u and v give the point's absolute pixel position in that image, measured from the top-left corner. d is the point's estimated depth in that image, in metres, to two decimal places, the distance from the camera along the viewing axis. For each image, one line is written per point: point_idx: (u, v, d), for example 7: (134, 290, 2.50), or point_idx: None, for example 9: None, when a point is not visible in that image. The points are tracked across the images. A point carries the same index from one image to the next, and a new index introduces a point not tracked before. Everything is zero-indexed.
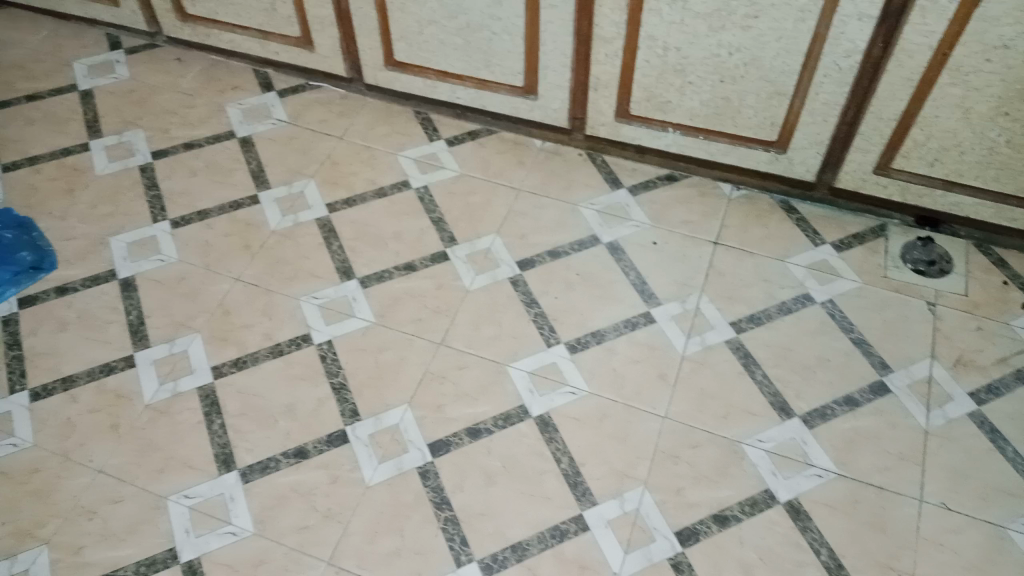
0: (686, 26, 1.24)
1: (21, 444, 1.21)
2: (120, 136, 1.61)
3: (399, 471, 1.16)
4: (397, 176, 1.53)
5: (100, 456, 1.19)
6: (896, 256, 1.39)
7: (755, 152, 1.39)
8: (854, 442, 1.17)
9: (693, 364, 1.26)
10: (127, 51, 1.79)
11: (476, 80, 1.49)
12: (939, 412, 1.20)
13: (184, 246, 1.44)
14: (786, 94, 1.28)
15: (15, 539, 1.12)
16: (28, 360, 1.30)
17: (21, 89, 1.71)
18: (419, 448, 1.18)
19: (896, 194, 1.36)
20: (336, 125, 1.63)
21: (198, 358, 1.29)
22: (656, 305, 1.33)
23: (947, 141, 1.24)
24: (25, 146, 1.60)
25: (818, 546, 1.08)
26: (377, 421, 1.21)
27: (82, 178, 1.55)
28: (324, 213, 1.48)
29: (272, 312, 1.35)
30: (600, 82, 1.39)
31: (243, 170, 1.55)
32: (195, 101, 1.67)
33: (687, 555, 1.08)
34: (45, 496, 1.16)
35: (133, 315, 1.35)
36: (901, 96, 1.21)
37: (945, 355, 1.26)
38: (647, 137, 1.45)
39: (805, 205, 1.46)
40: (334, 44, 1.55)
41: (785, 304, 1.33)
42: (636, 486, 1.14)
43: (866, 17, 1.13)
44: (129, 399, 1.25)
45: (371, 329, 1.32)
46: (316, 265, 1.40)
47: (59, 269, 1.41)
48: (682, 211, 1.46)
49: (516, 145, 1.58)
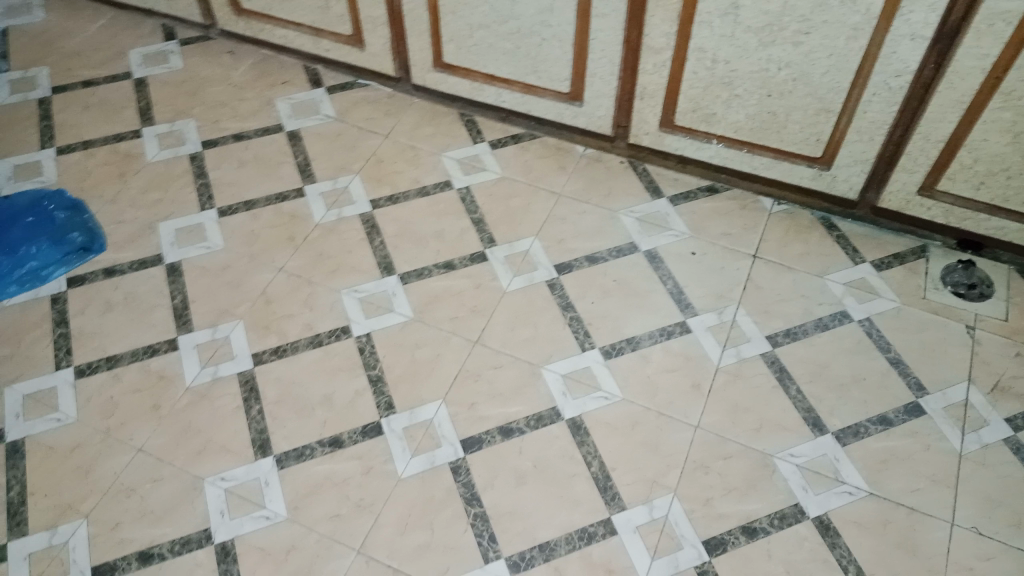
0: (736, 39, 1.25)
1: (64, 419, 1.25)
2: (172, 125, 1.66)
3: (432, 465, 1.18)
4: (440, 176, 1.56)
5: (142, 435, 1.23)
6: (935, 278, 1.38)
7: (799, 168, 1.39)
8: (886, 462, 1.17)
9: (727, 376, 1.27)
10: (181, 42, 1.83)
11: (523, 85, 1.51)
12: (973, 436, 1.20)
13: (229, 234, 1.47)
14: (833, 111, 1.28)
15: (56, 511, 1.16)
16: (74, 339, 1.34)
17: (78, 75, 1.76)
18: (452, 444, 1.20)
19: (939, 215, 1.35)
20: (383, 124, 1.65)
21: (239, 345, 1.33)
22: (692, 315, 1.34)
23: (995, 164, 1.24)
24: (80, 130, 1.65)
25: (846, 563, 1.09)
26: (412, 415, 1.24)
27: (133, 164, 1.59)
28: (367, 208, 1.51)
29: (313, 304, 1.38)
30: (646, 91, 1.40)
31: (290, 164, 1.58)
32: (246, 94, 1.71)
33: (713, 564, 1.09)
34: (87, 471, 1.19)
35: (178, 299, 1.39)
36: (950, 118, 1.20)
37: (982, 379, 1.26)
38: (690, 147, 1.46)
39: (846, 223, 1.46)
40: (385, 44, 1.58)
41: (822, 321, 1.33)
42: (665, 494, 1.15)
43: (919, 37, 1.13)
44: (171, 381, 1.29)
45: (409, 325, 1.34)
46: (358, 259, 1.43)
47: (107, 252, 1.46)
48: (722, 223, 1.47)
49: (558, 150, 1.60)
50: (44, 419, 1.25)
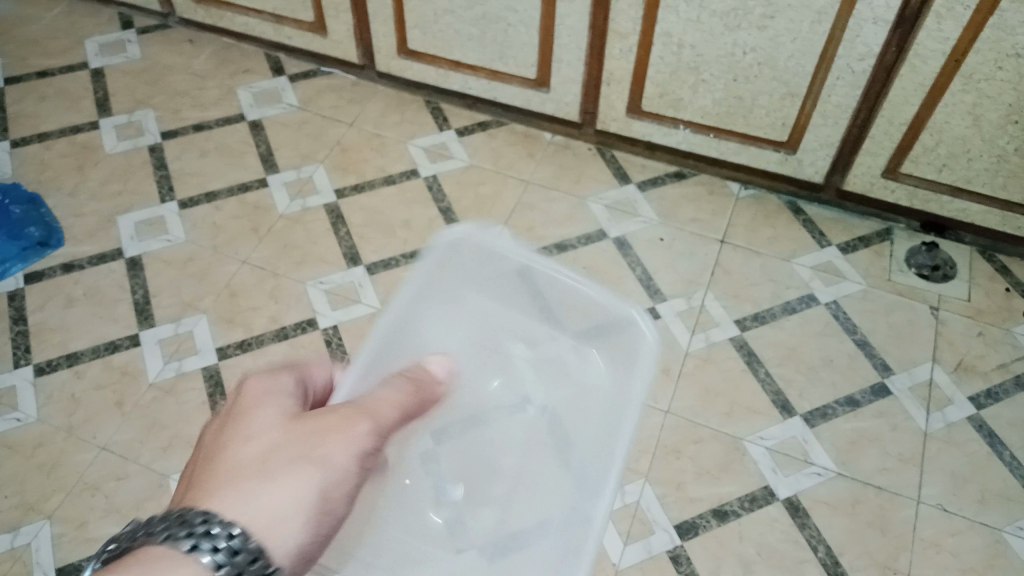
0: (702, 23, 1.25)
1: (24, 419, 1.21)
2: (131, 116, 1.62)
3: (349, 317, 1.32)
4: (406, 165, 1.54)
5: (105, 433, 1.20)
6: (900, 260, 1.40)
7: (766, 153, 1.40)
8: (857, 443, 1.19)
9: (697, 360, 1.27)
10: (140, 31, 1.79)
11: (489, 71, 1.50)
12: (939, 414, 1.21)
13: (192, 226, 1.44)
14: (798, 96, 1.29)
15: (19, 512, 1.13)
16: (34, 336, 1.30)
17: (33, 65, 1.71)
18: (329, 315, 1.32)
19: (903, 198, 1.37)
20: (348, 111, 1.63)
21: (203, 339, 1.30)
22: (662, 302, 1.34)
23: (956, 147, 1.25)
24: (36, 122, 1.60)
25: (816, 543, 1.10)
26: (341, 276, 1.37)
27: (93, 155, 1.55)
28: (332, 198, 1.48)
29: (279, 295, 1.35)
30: (613, 77, 1.39)
31: (253, 153, 1.55)
32: (207, 83, 1.68)
33: (685, 548, 1.09)
34: (49, 471, 1.16)
35: (140, 294, 1.35)
36: (913, 101, 1.21)
37: (946, 359, 1.28)
38: (658, 133, 1.46)
39: (812, 207, 1.48)
40: (348, 30, 1.55)
41: (790, 304, 1.34)
42: (637, 479, 1.15)
43: (882, 21, 1.13)
44: (135, 377, 1.26)
45: (377, 316, 1.32)
46: (323, 250, 1.41)
47: (66, 246, 1.42)
48: (691, 208, 1.47)
49: (526, 137, 1.59)
50: (4, 419, 1.21)
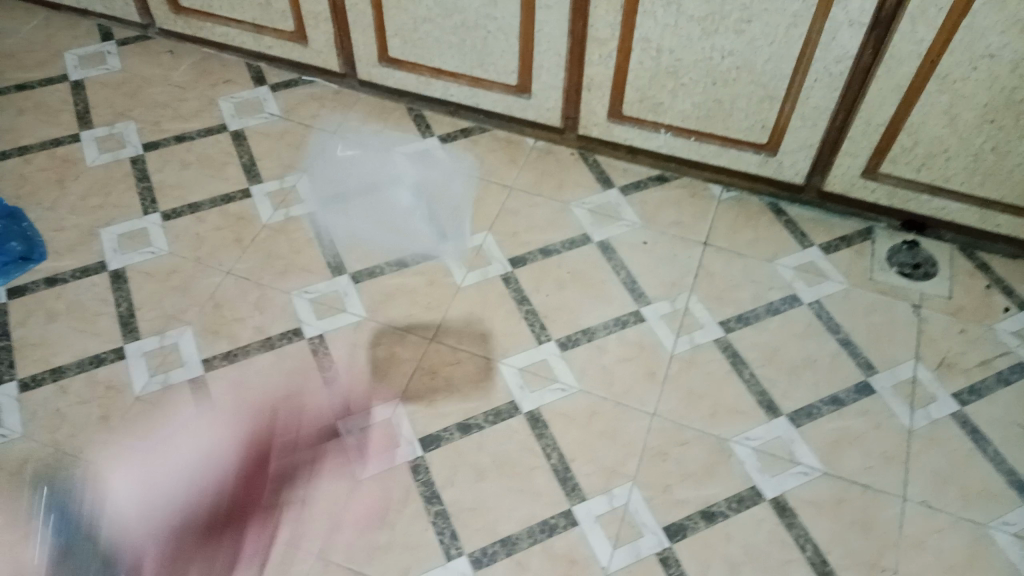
0: (680, 28, 1.25)
1: (9, 435, 1.19)
2: (112, 128, 1.61)
3: (335, 326, 1.31)
4: (389, 173, 1.54)
5: (91, 447, 1.18)
6: (882, 259, 1.41)
7: (746, 155, 1.41)
8: (841, 442, 1.19)
9: (681, 363, 1.27)
10: (119, 43, 1.78)
11: (470, 78, 1.50)
12: (922, 412, 1.23)
13: (175, 239, 1.44)
14: (777, 99, 1.30)
15: None
16: (17, 352, 1.29)
17: (11, 79, 1.70)
18: (314, 326, 1.31)
19: (883, 198, 1.38)
20: (330, 120, 1.63)
21: (188, 351, 1.29)
22: (646, 304, 1.35)
23: (934, 146, 1.26)
24: (16, 135, 1.59)
25: (804, 542, 1.10)
26: (324, 288, 1.37)
27: (73, 169, 1.54)
28: (316, 207, 1.48)
29: (264, 306, 1.34)
30: (593, 82, 1.40)
31: (235, 164, 1.55)
32: (187, 94, 1.67)
33: (674, 550, 1.09)
34: (33, 488, 1.14)
35: (123, 307, 1.35)
36: (890, 102, 1.23)
37: (929, 357, 1.29)
38: (639, 137, 1.47)
39: (794, 208, 1.49)
40: (329, 40, 1.55)
41: (774, 305, 1.35)
42: (625, 482, 1.15)
43: (857, 24, 1.14)
44: (120, 391, 1.24)
45: (362, 324, 1.32)
46: (307, 260, 1.41)
47: (48, 260, 1.40)
48: (672, 212, 1.48)
49: (508, 143, 1.59)
50: None
